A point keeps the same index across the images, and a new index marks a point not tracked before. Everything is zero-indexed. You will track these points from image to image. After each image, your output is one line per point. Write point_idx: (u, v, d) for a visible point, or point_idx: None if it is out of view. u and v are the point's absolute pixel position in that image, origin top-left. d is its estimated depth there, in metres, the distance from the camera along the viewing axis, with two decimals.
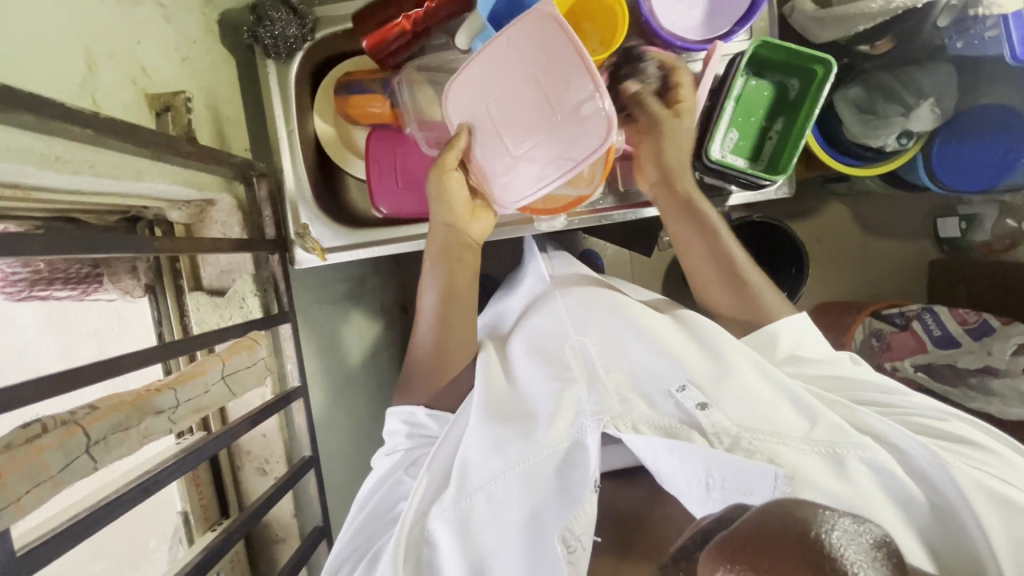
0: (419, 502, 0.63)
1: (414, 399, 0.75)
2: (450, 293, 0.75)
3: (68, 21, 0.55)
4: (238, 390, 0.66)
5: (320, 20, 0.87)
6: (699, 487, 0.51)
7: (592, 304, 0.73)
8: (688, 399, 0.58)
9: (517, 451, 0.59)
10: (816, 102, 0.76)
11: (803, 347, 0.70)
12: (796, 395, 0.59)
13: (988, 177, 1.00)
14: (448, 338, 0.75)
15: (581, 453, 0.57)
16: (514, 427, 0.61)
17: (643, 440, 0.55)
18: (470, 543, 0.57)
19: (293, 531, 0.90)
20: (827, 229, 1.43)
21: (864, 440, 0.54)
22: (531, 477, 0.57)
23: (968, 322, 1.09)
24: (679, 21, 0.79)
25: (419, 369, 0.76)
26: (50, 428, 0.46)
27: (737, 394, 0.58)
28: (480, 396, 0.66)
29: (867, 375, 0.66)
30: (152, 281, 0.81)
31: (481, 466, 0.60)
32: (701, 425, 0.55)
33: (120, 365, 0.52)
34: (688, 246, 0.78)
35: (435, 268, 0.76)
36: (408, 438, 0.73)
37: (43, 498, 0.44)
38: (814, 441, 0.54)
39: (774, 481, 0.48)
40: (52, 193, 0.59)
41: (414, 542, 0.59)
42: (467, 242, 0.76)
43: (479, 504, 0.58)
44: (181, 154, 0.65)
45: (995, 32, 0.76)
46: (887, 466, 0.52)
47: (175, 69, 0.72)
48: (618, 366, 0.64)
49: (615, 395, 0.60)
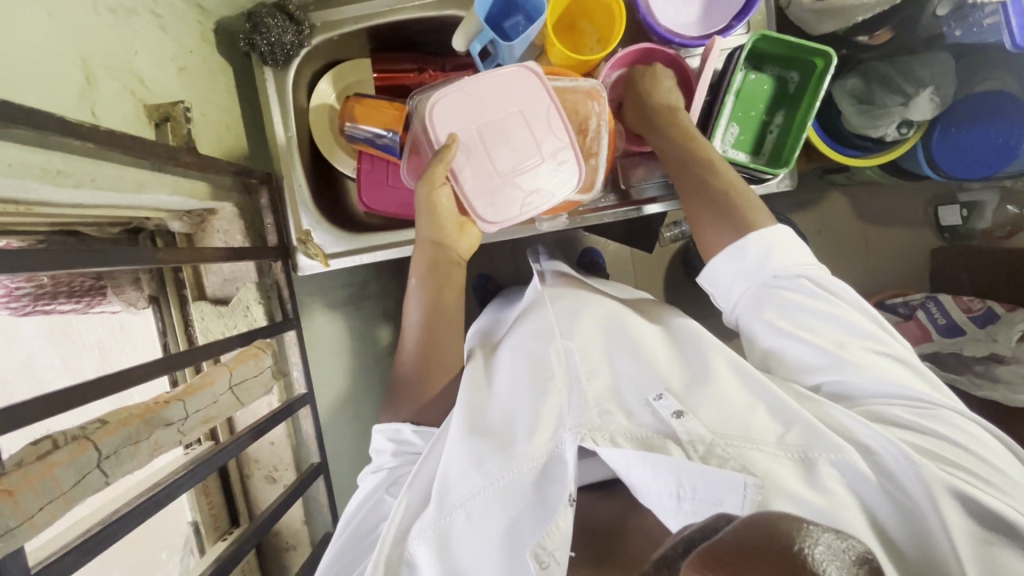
0: (399, 522, 0.60)
1: (400, 417, 0.73)
2: (436, 307, 0.74)
3: (65, 34, 0.55)
4: (246, 399, 0.66)
5: (317, 25, 0.86)
6: (670, 498, 0.50)
7: (580, 313, 0.71)
8: (664, 408, 0.57)
9: (496, 467, 0.57)
10: (816, 95, 0.76)
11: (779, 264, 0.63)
12: (773, 398, 0.57)
13: (990, 164, 0.99)
14: (435, 351, 0.73)
15: (560, 466, 0.57)
16: (489, 439, 0.60)
17: (619, 454, 0.53)
18: (447, 562, 0.55)
19: (304, 538, 0.90)
20: (828, 220, 1.43)
21: (838, 442, 0.53)
22: (509, 495, 0.56)
23: (972, 309, 1.09)
24: (675, 17, 0.79)
25: (403, 382, 0.74)
26: (61, 443, 0.46)
27: (713, 401, 0.58)
28: (463, 407, 0.64)
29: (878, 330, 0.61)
30: (156, 292, 0.82)
31: (459, 481, 0.58)
32: (676, 433, 0.55)
33: (127, 379, 0.52)
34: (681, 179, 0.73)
35: (422, 284, 0.75)
36: (394, 456, 0.71)
37: (57, 515, 0.44)
38: (787, 445, 0.54)
39: (745, 490, 0.48)
40: (54, 207, 0.59)
41: (393, 564, 0.58)
42: (456, 258, 0.76)
43: (457, 522, 0.56)
44: (181, 163, 0.64)
45: (993, 18, 0.75)
46: (857, 468, 0.52)
47: (172, 79, 0.72)
48: (600, 374, 0.63)
49: (595, 406, 0.59)
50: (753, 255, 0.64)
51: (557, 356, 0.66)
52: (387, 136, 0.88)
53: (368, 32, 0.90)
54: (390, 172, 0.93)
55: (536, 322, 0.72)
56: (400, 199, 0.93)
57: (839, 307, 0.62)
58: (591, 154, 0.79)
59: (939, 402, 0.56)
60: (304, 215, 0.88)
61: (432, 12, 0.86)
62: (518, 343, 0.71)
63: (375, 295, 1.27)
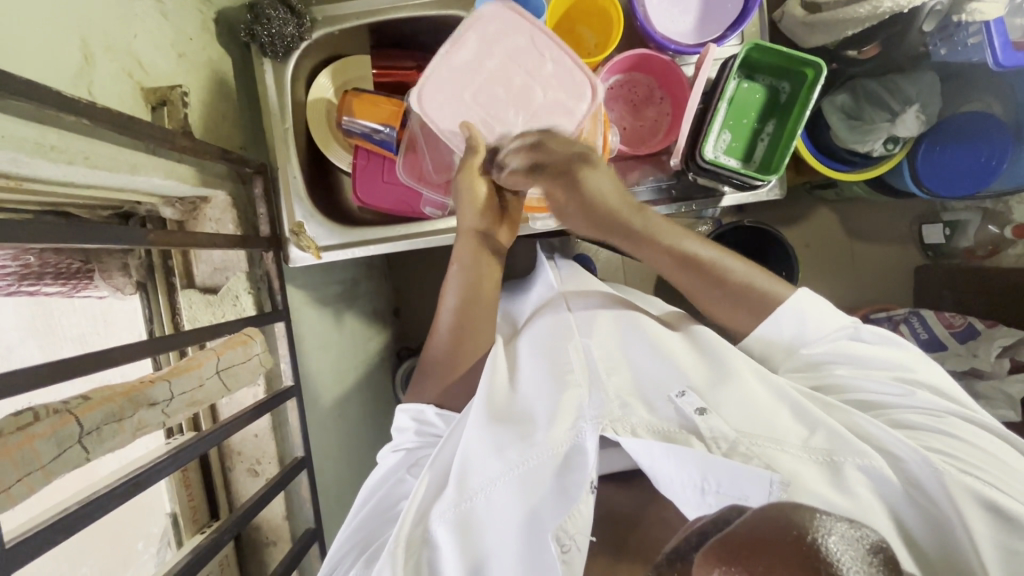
0: (419, 502, 0.62)
1: (425, 398, 0.74)
2: (467, 300, 0.75)
3: (64, 11, 0.55)
4: (232, 385, 0.65)
5: (318, 20, 0.87)
6: (694, 491, 0.51)
7: (598, 311, 0.75)
8: (687, 404, 0.57)
9: (517, 454, 0.58)
10: (806, 104, 0.78)
11: (809, 334, 0.66)
12: (796, 402, 0.59)
13: (977, 181, 1.02)
14: (464, 335, 0.75)
15: (580, 456, 0.57)
16: (511, 428, 0.61)
17: (640, 444, 0.54)
18: (469, 544, 0.57)
19: (284, 534, 0.89)
20: (815, 234, 1.45)
21: (865, 448, 0.54)
22: (531, 480, 0.57)
23: (953, 325, 1.11)
24: (672, 26, 0.81)
25: (431, 363, 0.76)
26: (41, 416, 0.46)
27: (737, 401, 0.58)
28: (482, 395, 0.65)
29: (861, 350, 0.64)
30: (144, 278, 0.80)
31: (480, 465, 0.60)
32: (699, 430, 0.55)
33: (110, 357, 0.51)
34: (665, 267, 0.72)
35: (459, 273, 0.76)
36: (417, 435, 0.72)
37: (34, 487, 0.43)
38: (812, 449, 0.54)
39: (771, 487, 0.47)
40: (45, 184, 0.58)
41: (415, 544, 0.58)
42: (496, 248, 0.77)
43: (479, 505, 0.58)
44: (177, 148, 0.64)
45: (977, 38, 0.77)
46: (885, 474, 0.52)
47: (170, 63, 0.72)
48: (620, 371, 0.64)
49: (616, 399, 0.60)
50: (788, 323, 0.66)
51: (575, 352, 0.67)
52: (383, 131, 0.89)
53: (370, 29, 0.91)
54: (386, 168, 0.93)
55: (559, 322, 0.74)
56: (395, 195, 0.93)
57: (863, 357, 0.64)
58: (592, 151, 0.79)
59: (954, 411, 0.59)
60: (296, 207, 0.89)
61: (434, 12, 0.87)
62: (540, 342, 0.72)
63: (365, 293, 1.27)
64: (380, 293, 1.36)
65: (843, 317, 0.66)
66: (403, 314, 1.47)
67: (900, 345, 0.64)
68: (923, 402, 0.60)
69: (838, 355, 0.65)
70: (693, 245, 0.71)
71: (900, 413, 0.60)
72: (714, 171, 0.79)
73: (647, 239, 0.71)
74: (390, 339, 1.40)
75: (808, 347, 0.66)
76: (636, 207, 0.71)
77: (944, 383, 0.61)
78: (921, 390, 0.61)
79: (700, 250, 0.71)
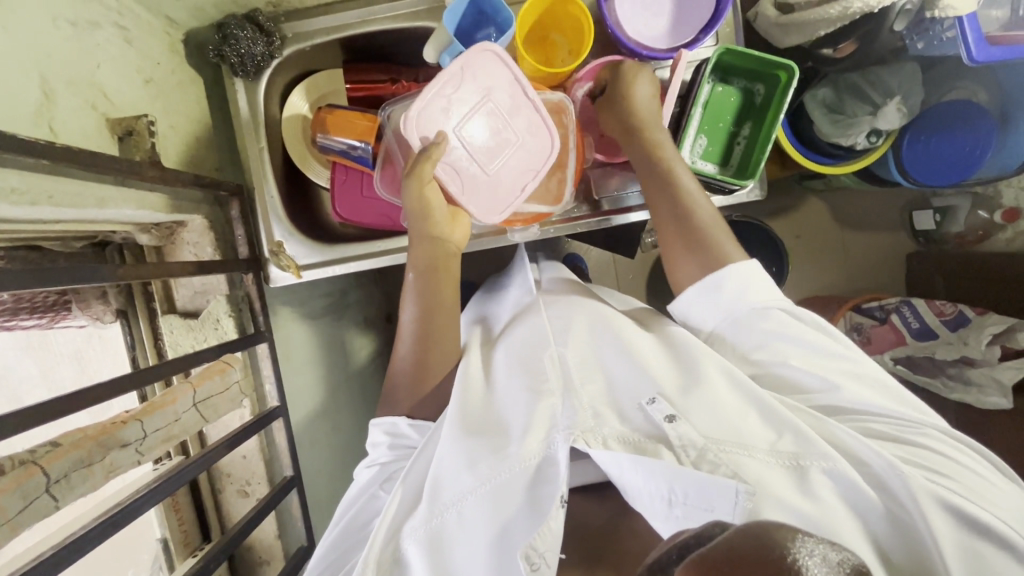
0: (391, 517, 0.61)
1: (398, 410, 0.73)
2: (429, 311, 0.73)
3: (20, 50, 0.54)
4: (211, 415, 0.66)
5: (288, 36, 0.86)
6: (661, 504, 0.51)
7: (573, 315, 0.72)
8: (657, 411, 0.57)
9: (488, 468, 0.57)
10: (779, 107, 0.77)
11: (756, 303, 0.65)
12: (764, 404, 0.58)
13: (959, 171, 1.01)
14: (431, 345, 0.73)
15: (552, 468, 0.57)
16: (484, 442, 0.60)
17: (610, 456, 0.54)
18: (439, 562, 0.56)
19: (278, 552, 0.89)
20: (805, 225, 1.45)
21: (829, 450, 0.54)
22: (501, 494, 0.56)
23: (945, 313, 1.11)
24: (645, 30, 0.80)
25: (399, 378, 0.74)
26: (7, 469, 0.46)
27: (706, 405, 0.58)
28: (455, 409, 0.64)
29: (824, 356, 0.63)
30: (124, 305, 0.80)
31: (452, 479, 0.59)
32: (668, 437, 0.55)
33: (85, 399, 0.51)
34: (668, 239, 0.72)
35: (417, 283, 0.74)
36: (390, 449, 0.71)
37: (2, 542, 0.43)
38: (779, 452, 0.54)
39: (736, 496, 0.49)
40: (13, 223, 0.58)
41: (385, 564, 0.57)
42: (450, 250, 0.76)
43: (450, 522, 0.57)
44: (146, 178, 0.64)
45: (952, 33, 0.75)
46: (849, 478, 0.52)
47: (137, 90, 0.71)
48: (594, 379, 0.63)
49: (588, 409, 0.59)
50: (730, 293, 0.65)
51: (552, 364, 0.65)
52: (359, 147, 0.88)
53: (341, 42, 0.90)
54: (365, 183, 0.93)
55: (536, 327, 0.71)
56: (376, 210, 0.93)
57: (819, 349, 0.63)
58: (559, 166, 0.81)
59: (928, 422, 0.58)
60: (275, 226, 0.88)
61: (404, 24, 0.86)
62: (515, 350, 0.71)
63: (355, 303, 1.27)
64: (370, 301, 1.36)
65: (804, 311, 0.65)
66: (394, 321, 1.47)
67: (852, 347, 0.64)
68: (896, 414, 0.59)
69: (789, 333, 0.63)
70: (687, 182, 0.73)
71: (871, 422, 0.59)
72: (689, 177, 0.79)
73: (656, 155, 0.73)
74: (382, 347, 1.40)
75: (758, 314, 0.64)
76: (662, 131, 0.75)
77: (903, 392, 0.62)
78: (881, 397, 0.61)
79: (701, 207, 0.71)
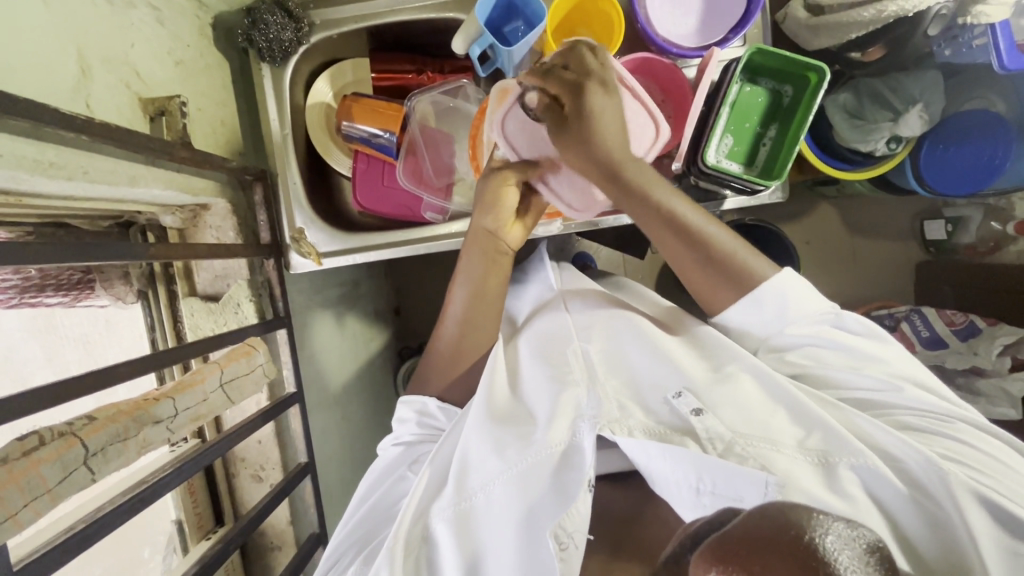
0: (417, 501, 0.61)
1: (429, 391, 0.75)
2: (476, 298, 0.74)
3: (61, 24, 0.54)
4: (236, 398, 0.65)
5: (317, 23, 0.86)
6: (688, 491, 0.52)
7: (596, 312, 0.73)
8: (684, 405, 0.57)
9: (515, 453, 0.58)
10: (809, 109, 0.77)
11: (793, 321, 0.65)
12: (793, 403, 0.58)
13: (979, 179, 1.01)
14: (468, 330, 0.75)
15: (578, 455, 0.57)
16: (512, 429, 0.60)
17: (637, 445, 0.54)
18: (466, 541, 0.56)
19: (289, 538, 0.90)
20: (817, 231, 1.45)
21: (859, 446, 0.53)
22: (526, 479, 0.56)
23: (955, 322, 1.10)
24: (675, 29, 0.80)
25: (438, 356, 0.76)
26: (47, 439, 0.46)
27: (736, 402, 0.58)
28: (483, 396, 0.64)
29: (859, 366, 0.63)
30: (145, 287, 0.80)
31: (480, 464, 0.59)
32: (695, 430, 0.55)
33: (116, 375, 0.51)
34: (656, 234, 0.68)
35: (468, 268, 0.75)
36: (417, 428, 0.72)
37: (41, 512, 0.43)
38: (806, 450, 0.54)
39: (766, 487, 0.48)
40: (46, 199, 0.58)
41: (413, 543, 0.58)
42: (504, 247, 0.75)
43: (477, 505, 0.58)
44: (176, 159, 0.64)
45: (981, 40, 0.78)
46: (878, 471, 0.52)
47: (167, 71, 0.71)
48: (618, 373, 0.64)
49: (614, 400, 0.60)
50: (771, 306, 0.64)
51: (575, 355, 0.67)
52: (383, 136, 0.89)
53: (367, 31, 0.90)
54: (386, 173, 0.93)
55: (559, 323, 0.73)
56: (395, 200, 0.93)
57: (857, 353, 0.63)
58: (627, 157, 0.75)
59: (958, 416, 0.57)
60: (296, 212, 0.88)
61: (433, 14, 0.86)
62: (540, 342, 0.71)
63: (366, 294, 1.27)
64: (381, 293, 1.36)
65: (826, 302, 0.65)
66: (404, 314, 1.47)
67: (883, 338, 0.63)
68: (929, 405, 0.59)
69: (820, 341, 0.64)
70: (684, 210, 0.66)
71: (902, 414, 0.59)
72: (715, 175, 0.78)
73: (639, 195, 0.66)
74: (392, 339, 1.40)
75: (795, 329, 0.64)
76: (631, 156, 0.66)
77: (931, 380, 0.61)
78: (911, 387, 0.60)
79: (700, 223, 0.67)
